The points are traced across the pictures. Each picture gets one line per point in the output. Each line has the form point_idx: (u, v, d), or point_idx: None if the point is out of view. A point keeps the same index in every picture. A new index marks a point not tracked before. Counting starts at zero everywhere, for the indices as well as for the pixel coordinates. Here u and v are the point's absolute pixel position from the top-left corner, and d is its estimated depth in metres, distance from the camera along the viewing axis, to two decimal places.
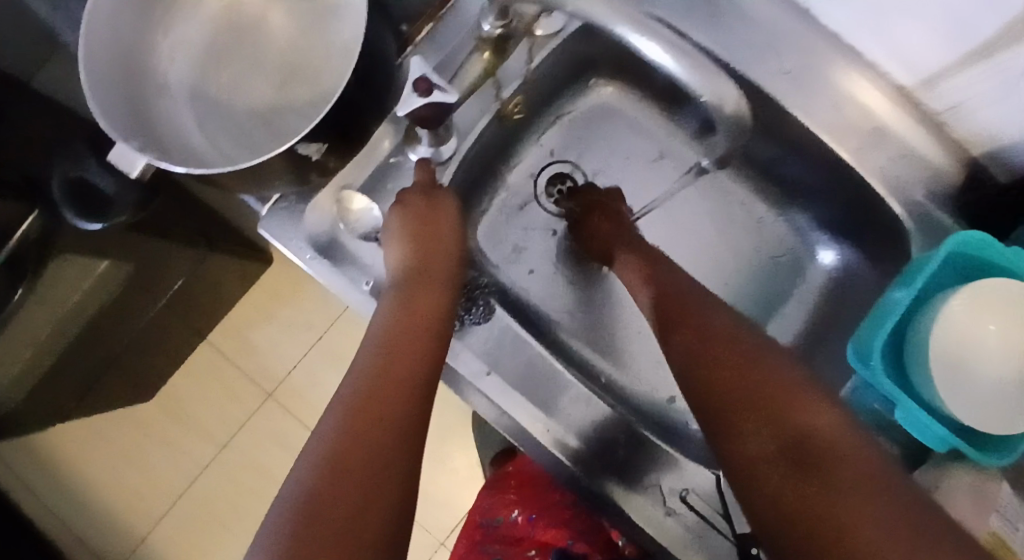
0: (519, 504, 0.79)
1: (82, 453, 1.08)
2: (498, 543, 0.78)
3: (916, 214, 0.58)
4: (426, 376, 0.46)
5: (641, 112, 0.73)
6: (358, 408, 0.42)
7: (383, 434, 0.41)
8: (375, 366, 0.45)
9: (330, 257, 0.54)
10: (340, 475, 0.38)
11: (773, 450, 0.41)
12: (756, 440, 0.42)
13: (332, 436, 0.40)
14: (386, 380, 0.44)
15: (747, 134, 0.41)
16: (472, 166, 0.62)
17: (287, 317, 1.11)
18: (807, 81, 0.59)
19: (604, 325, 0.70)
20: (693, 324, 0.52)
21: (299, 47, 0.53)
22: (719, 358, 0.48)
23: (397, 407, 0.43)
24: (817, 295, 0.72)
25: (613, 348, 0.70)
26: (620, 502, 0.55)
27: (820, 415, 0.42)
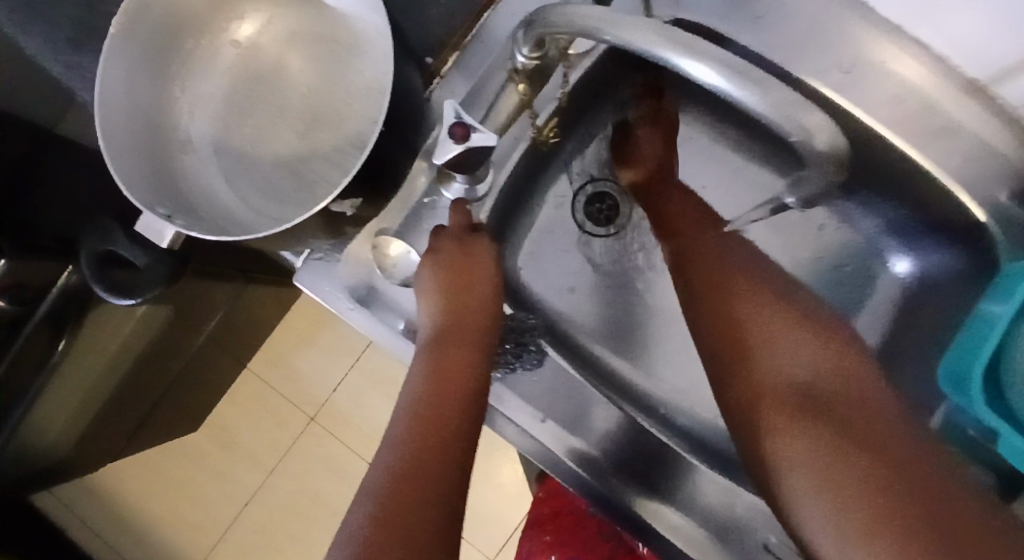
0: (556, 547, 0.77)
1: (139, 490, 1.09)
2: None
3: (1000, 218, 0.54)
4: (472, 422, 0.43)
5: (683, 121, 0.69)
6: (403, 465, 0.38)
7: (431, 490, 0.38)
8: (419, 409, 0.43)
9: (368, 306, 0.52)
10: (384, 541, 0.35)
11: (779, 399, 0.44)
12: (765, 386, 0.45)
13: (374, 500, 0.37)
14: (435, 430, 0.41)
15: (846, 166, 0.38)
16: (510, 196, 0.60)
17: (323, 341, 1.10)
18: (867, 81, 0.55)
19: (661, 347, 0.67)
20: (719, 279, 0.52)
21: (321, 92, 0.51)
22: (744, 316, 0.49)
23: (442, 460, 0.39)
24: (892, 304, 0.66)
25: (668, 369, 0.67)
26: (638, 511, 0.53)
27: (838, 364, 0.44)
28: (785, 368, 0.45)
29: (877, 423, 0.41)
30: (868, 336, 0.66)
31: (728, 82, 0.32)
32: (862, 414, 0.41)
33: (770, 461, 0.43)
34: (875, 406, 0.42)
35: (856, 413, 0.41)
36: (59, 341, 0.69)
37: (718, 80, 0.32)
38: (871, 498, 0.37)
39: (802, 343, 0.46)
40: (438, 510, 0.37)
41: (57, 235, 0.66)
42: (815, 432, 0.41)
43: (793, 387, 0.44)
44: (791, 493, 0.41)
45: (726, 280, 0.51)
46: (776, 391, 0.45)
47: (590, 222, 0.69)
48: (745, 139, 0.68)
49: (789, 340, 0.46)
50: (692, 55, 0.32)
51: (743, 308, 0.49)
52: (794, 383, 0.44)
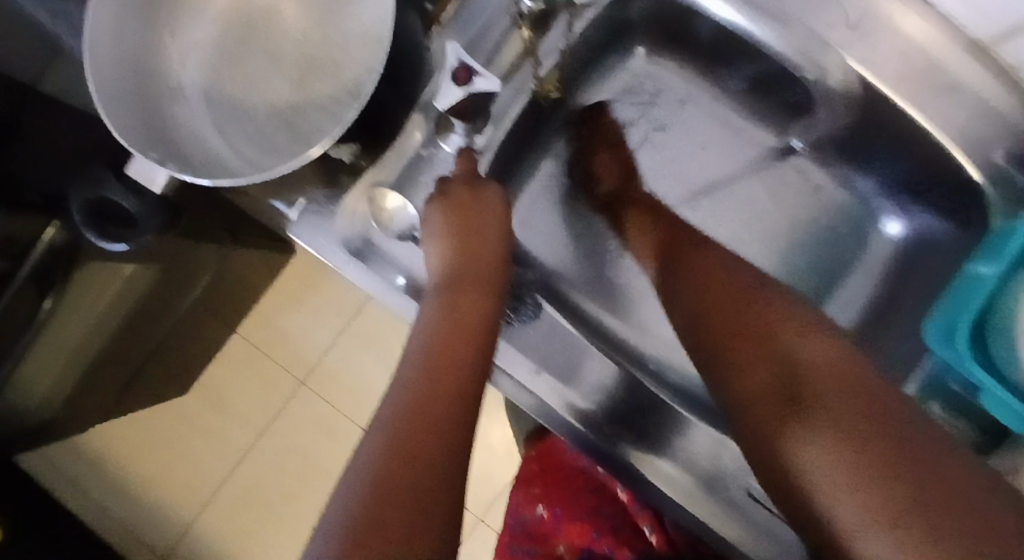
0: (545, 499, 0.77)
1: (129, 451, 1.09)
2: (526, 542, 0.76)
3: (997, 179, 0.53)
4: (477, 372, 0.43)
5: (682, 79, 0.69)
6: (407, 414, 0.39)
7: (434, 437, 0.38)
8: (422, 361, 0.43)
9: (365, 260, 0.51)
10: (389, 486, 0.36)
11: (774, 391, 0.41)
12: (759, 380, 0.43)
13: (379, 447, 0.38)
14: (433, 382, 0.41)
15: None
16: (509, 153, 0.59)
17: (312, 303, 1.10)
18: (874, 36, 0.54)
19: (654, 306, 0.68)
20: (693, 268, 0.53)
21: (317, 38, 0.49)
22: (717, 300, 0.49)
23: (446, 409, 0.40)
24: (883, 266, 0.67)
25: (660, 329, 0.68)
26: (639, 466, 0.53)
27: (814, 345, 0.42)
28: (777, 354, 0.43)
29: (866, 403, 0.38)
30: (840, 320, 0.66)
31: None
32: (848, 394, 0.39)
33: (779, 461, 0.39)
34: (859, 386, 0.39)
35: (855, 390, 0.39)
36: (44, 300, 0.65)
37: None
38: (869, 494, 0.35)
39: (787, 331, 0.44)
40: (442, 458, 0.38)
41: (42, 193, 0.65)
42: (798, 425, 0.39)
43: (784, 372, 0.42)
44: (790, 492, 0.39)
45: (699, 271, 0.52)
46: (759, 383, 0.42)
47: None
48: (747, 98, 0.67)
49: (773, 325, 0.44)
50: None
51: (722, 299, 0.48)
52: (789, 371, 0.41)
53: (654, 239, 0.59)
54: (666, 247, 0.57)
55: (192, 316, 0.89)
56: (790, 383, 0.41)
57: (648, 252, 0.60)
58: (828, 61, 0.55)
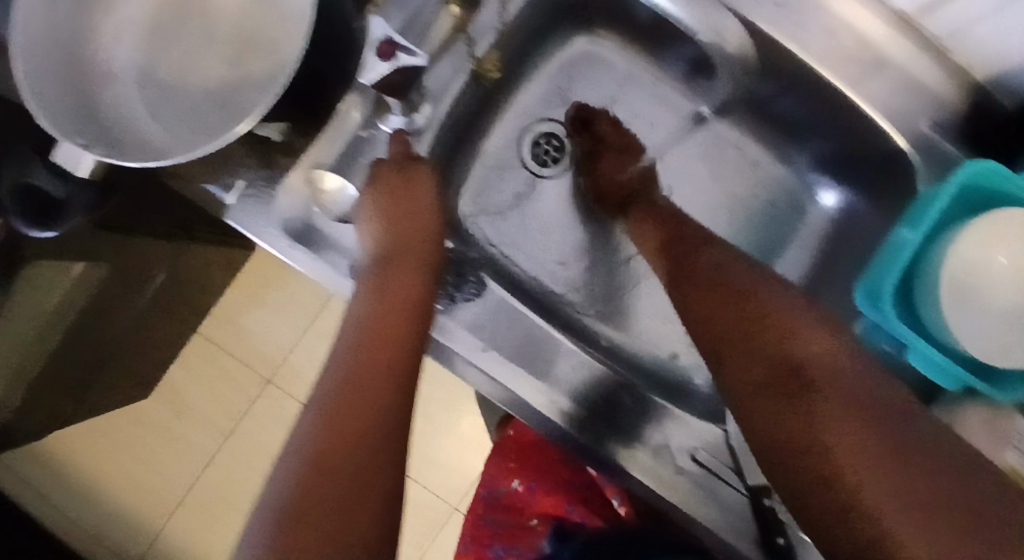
0: (519, 473, 0.80)
1: (87, 455, 1.07)
2: (500, 512, 0.81)
3: (922, 147, 0.55)
4: (416, 346, 0.44)
5: (626, 60, 0.70)
6: (346, 389, 0.40)
7: (375, 411, 0.40)
8: (361, 339, 0.44)
9: (307, 243, 0.51)
10: (330, 461, 0.37)
11: (769, 384, 0.45)
12: (753, 372, 0.46)
13: (320, 421, 0.39)
14: (371, 360, 0.42)
15: None
16: (451, 135, 0.60)
17: (274, 300, 1.08)
18: (804, 9, 0.55)
19: (617, 290, 0.70)
20: (693, 262, 0.54)
21: (251, 17, 0.50)
22: (717, 294, 0.51)
23: (386, 384, 0.41)
24: (819, 236, 0.69)
25: (620, 312, 0.69)
26: (623, 463, 0.54)
27: (812, 340, 0.45)
28: (774, 352, 0.46)
29: (858, 401, 0.42)
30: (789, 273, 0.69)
31: None
32: (840, 395, 0.42)
33: (799, 461, 0.42)
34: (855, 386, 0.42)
35: (853, 393, 0.42)
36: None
37: None
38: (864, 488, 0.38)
39: (785, 330, 0.47)
40: (380, 431, 0.39)
41: None
42: (793, 421, 0.43)
43: (783, 371, 0.45)
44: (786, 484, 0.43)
45: (695, 268, 0.54)
46: (756, 376, 0.46)
47: (538, 163, 0.70)
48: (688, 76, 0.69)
49: (766, 322, 0.48)
50: None
51: (722, 296, 0.50)
52: (785, 368, 0.45)
53: (652, 233, 0.60)
54: (667, 243, 0.58)
55: (148, 317, 0.88)
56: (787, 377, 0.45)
57: (647, 239, 0.60)
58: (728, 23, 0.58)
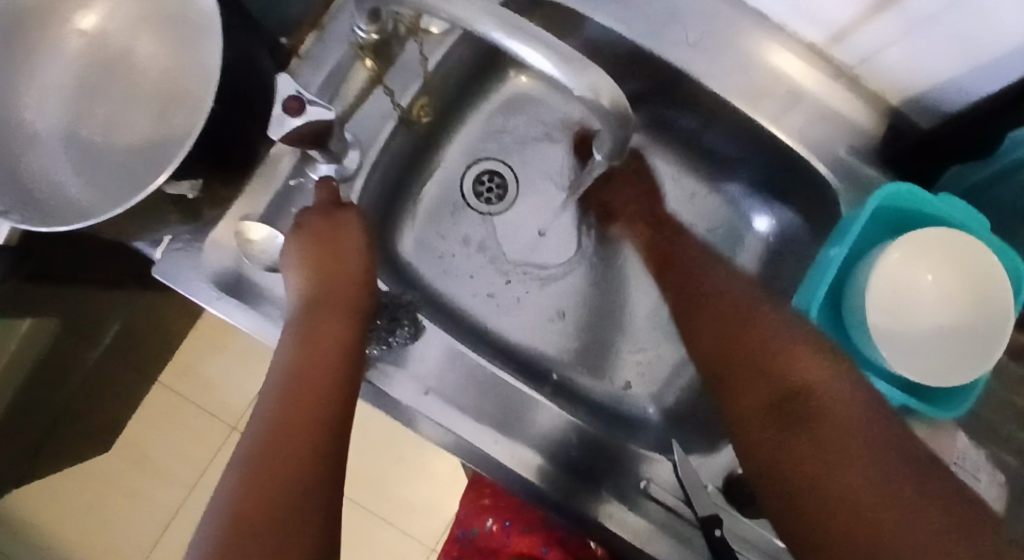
0: (493, 512, 0.77)
1: (47, 518, 1.03)
2: (476, 555, 0.76)
3: (840, 171, 0.57)
4: (346, 387, 0.44)
5: (561, 99, 0.72)
6: (274, 433, 0.40)
7: (304, 454, 0.39)
8: (287, 382, 0.43)
9: (237, 295, 0.52)
10: (256, 510, 0.36)
11: (772, 410, 0.45)
12: (757, 399, 0.47)
13: (242, 471, 0.38)
14: (297, 407, 0.42)
15: (630, 127, 0.40)
16: (385, 179, 0.62)
17: (235, 348, 1.07)
18: (718, 48, 0.58)
19: (591, 324, 0.70)
20: (706, 293, 0.56)
21: (171, 74, 0.52)
22: (729, 323, 0.52)
23: (311, 425, 0.41)
24: (758, 261, 0.70)
25: (593, 354, 0.69)
26: (602, 518, 0.55)
27: (814, 364, 0.45)
28: (783, 378, 0.46)
29: (850, 426, 0.41)
30: None
31: (552, 65, 0.34)
32: (834, 421, 0.42)
33: (795, 489, 0.41)
34: (854, 413, 0.42)
35: (844, 417, 0.42)
36: None
37: (542, 62, 0.34)
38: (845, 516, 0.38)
39: (783, 358, 0.47)
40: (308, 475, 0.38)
41: None
42: (788, 446, 0.43)
43: (784, 396, 0.45)
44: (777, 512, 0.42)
45: (704, 305, 0.55)
46: (761, 406, 0.46)
47: (481, 202, 0.71)
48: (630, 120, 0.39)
49: (769, 349, 0.48)
50: (517, 36, 0.34)
51: (733, 329, 0.51)
52: (785, 395, 0.45)
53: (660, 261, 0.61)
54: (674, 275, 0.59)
55: (105, 368, 0.86)
56: (789, 403, 0.45)
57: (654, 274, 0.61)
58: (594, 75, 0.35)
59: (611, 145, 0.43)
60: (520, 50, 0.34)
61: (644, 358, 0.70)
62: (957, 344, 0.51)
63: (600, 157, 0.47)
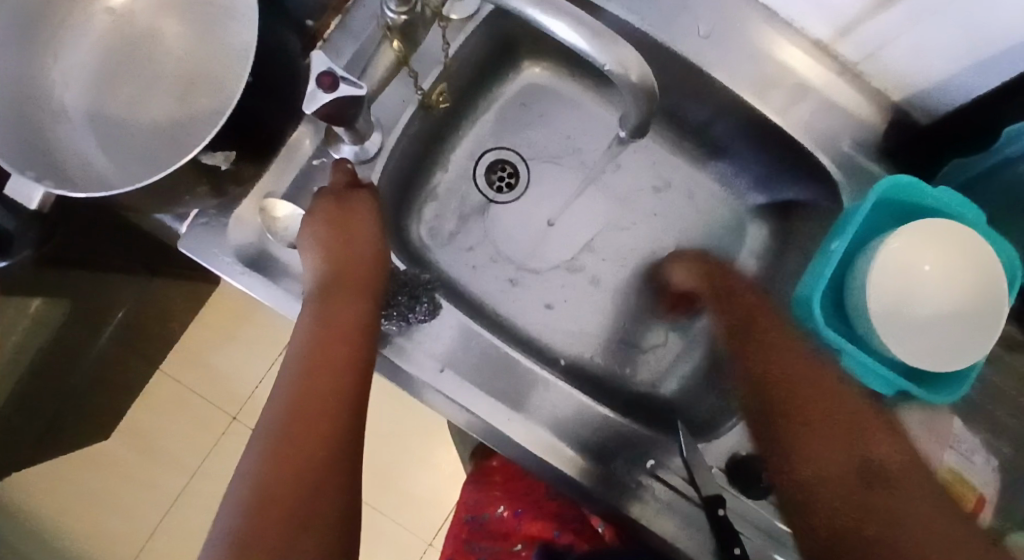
0: (505, 500, 0.78)
1: (49, 502, 1.04)
2: (487, 539, 0.77)
3: (843, 164, 0.59)
4: (363, 352, 0.46)
5: (575, 88, 0.74)
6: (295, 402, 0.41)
7: (325, 422, 0.41)
8: (303, 354, 0.44)
9: (260, 270, 0.53)
10: (285, 473, 0.38)
11: (842, 473, 0.47)
12: (836, 464, 0.48)
13: (269, 434, 0.40)
14: (313, 376, 0.43)
15: (657, 102, 0.42)
16: (403, 164, 0.63)
17: (244, 336, 1.07)
18: (726, 43, 0.60)
19: (622, 326, 0.71)
20: (763, 335, 0.59)
21: (196, 56, 0.54)
22: (775, 374, 0.55)
23: (334, 392, 0.42)
24: (761, 252, 0.73)
25: (626, 343, 0.71)
26: (637, 517, 0.56)
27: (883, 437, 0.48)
28: (847, 436, 0.49)
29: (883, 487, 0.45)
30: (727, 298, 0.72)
31: (583, 38, 0.36)
32: (869, 470, 0.47)
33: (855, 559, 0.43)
34: (896, 487, 0.45)
35: (922, 493, 0.45)
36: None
37: (575, 38, 0.36)
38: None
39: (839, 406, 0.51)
40: (332, 443, 0.40)
41: None
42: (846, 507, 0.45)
43: (858, 465, 0.47)
44: None
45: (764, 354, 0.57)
46: (822, 465, 0.48)
47: (493, 189, 0.73)
48: (646, 81, 0.39)
49: (833, 406, 0.51)
50: (549, 10, 0.36)
51: (776, 375, 0.55)
52: (860, 462, 0.47)
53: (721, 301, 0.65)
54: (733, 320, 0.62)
55: (112, 353, 0.87)
56: (847, 466, 0.47)
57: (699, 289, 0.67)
58: (623, 51, 0.37)
59: (634, 123, 0.45)
60: (550, 23, 0.36)
61: (668, 365, 0.71)
62: (956, 330, 0.53)
63: (624, 133, 0.48)
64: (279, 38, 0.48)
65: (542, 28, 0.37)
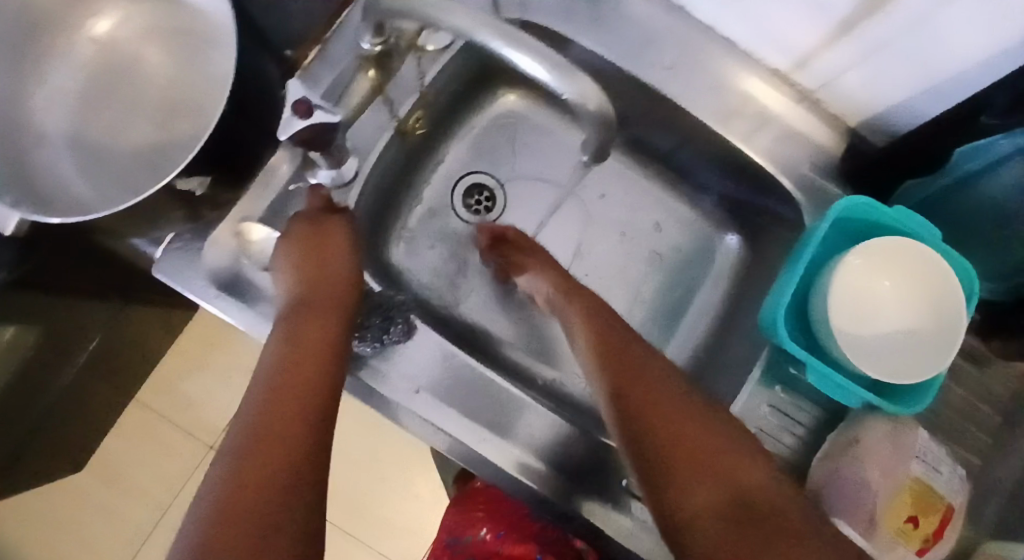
0: (488, 522, 0.78)
1: (16, 536, 1.01)
2: None
3: (804, 186, 0.61)
4: (333, 373, 0.46)
5: (547, 115, 0.76)
6: (263, 421, 0.41)
7: (290, 441, 0.41)
8: (278, 375, 0.45)
9: (235, 293, 0.54)
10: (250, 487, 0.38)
11: (723, 515, 0.41)
12: (710, 496, 0.42)
13: (237, 452, 0.40)
14: (281, 397, 0.43)
15: (617, 128, 0.43)
16: (379, 189, 0.65)
17: (221, 363, 1.07)
18: (690, 72, 0.63)
19: (535, 347, 0.72)
20: (628, 362, 0.51)
21: (178, 83, 0.55)
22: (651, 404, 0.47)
23: (302, 410, 0.43)
24: (730, 271, 0.75)
25: (554, 356, 0.72)
26: (588, 515, 0.57)
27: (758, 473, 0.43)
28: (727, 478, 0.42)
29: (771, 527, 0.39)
30: (699, 323, 0.74)
31: (547, 71, 0.37)
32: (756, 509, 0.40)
33: None
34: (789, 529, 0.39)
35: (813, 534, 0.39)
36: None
37: (539, 70, 0.38)
38: None
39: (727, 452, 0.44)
40: (298, 462, 0.40)
41: None
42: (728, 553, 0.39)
43: (741, 502, 0.41)
44: None
45: (622, 374, 0.50)
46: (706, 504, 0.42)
47: (468, 212, 0.74)
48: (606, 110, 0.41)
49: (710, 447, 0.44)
50: (514, 44, 0.37)
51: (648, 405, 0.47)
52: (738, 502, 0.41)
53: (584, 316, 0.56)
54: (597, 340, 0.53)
55: (83, 383, 0.86)
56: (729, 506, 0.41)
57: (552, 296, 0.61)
58: (583, 83, 0.39)
59: (593, 148, 0.47)
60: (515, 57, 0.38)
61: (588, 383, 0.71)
62: (915, 346, 0.55)
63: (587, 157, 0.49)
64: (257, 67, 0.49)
65: (508, 61, 0.38)
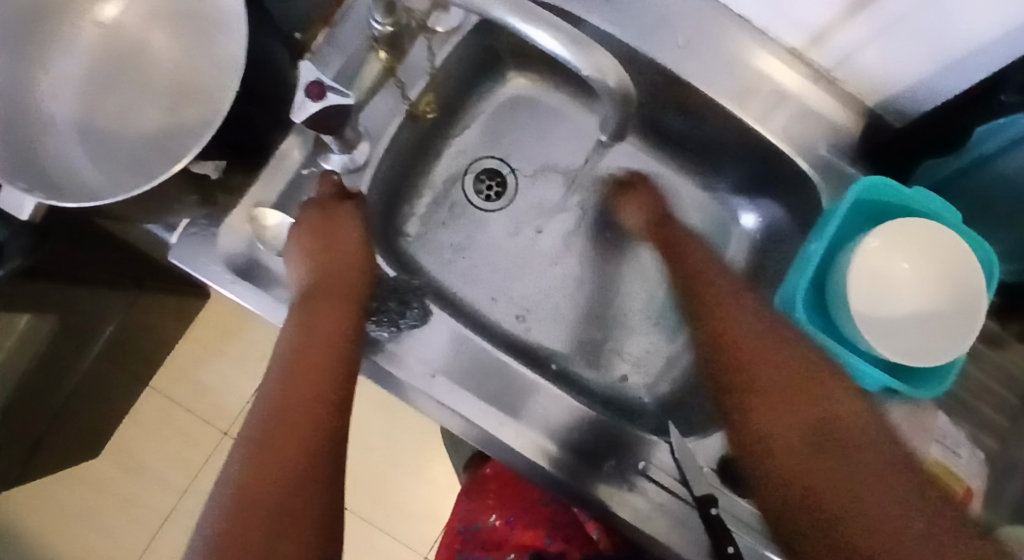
0: (498, 508, 0.78)
1: (37, 523, 1.02)
2: (479, 549, 0.77)
3: (821, 167, 0.60)
4: (348, 357, 0.46)
5: (558, 98, 0.75)
6: (281, 405, 0.41)
7: (309, 424, 0.41)
8: (292, 361, 0.45)
9: (250, 279, 0.54)
10: (270, 474, 0.38)
11: (802, 437, 0.44)
12: (789, 426, 0.45)
13: (256, 437, 0.40)
14: (299, 382, 0.43)
15: (634, 105, 0.43)
16: (391, 173, 0.64)
17: (235, 351, 1.07)
18: (704, 51, 0.61)
19: (582, 315, 0.72)
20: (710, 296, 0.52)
21: (185, 67, 0.55)
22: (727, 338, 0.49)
23: (320, 394, 0.43)
24: (744, 254, 0.74)
25: (609, 314, 0.72)
26: (605, 499, 0.56)
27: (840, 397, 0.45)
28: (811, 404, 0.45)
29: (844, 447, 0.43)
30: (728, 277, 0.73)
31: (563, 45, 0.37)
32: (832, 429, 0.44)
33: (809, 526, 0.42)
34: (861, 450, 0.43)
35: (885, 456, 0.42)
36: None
37: (555, 44, 0.37)
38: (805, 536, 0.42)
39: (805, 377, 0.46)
40: (316, 445, 0.40)
41: None
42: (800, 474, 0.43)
43: (821, 426, 0.44)
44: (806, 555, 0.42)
45: (705, 316, 0.52)
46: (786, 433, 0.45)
47: (480, 196, 0.74)
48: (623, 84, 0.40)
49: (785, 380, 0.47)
50: (529, 19, 0.36)
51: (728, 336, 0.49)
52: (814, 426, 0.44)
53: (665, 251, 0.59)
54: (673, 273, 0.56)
55: (99, 371, 0.87)
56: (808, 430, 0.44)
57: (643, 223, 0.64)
58: (600, 56, 0.38)
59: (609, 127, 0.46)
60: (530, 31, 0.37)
61: (639, 353, 0.72)
62: (934, 329, 0.54)
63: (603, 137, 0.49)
64: (266, 51, 0.49)
65: (522, 36, 0.37)
